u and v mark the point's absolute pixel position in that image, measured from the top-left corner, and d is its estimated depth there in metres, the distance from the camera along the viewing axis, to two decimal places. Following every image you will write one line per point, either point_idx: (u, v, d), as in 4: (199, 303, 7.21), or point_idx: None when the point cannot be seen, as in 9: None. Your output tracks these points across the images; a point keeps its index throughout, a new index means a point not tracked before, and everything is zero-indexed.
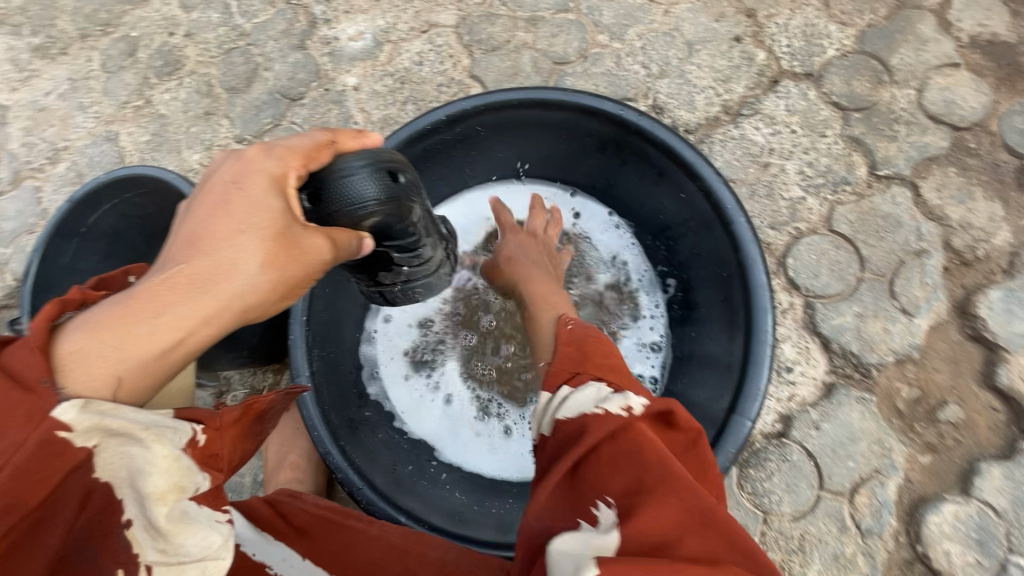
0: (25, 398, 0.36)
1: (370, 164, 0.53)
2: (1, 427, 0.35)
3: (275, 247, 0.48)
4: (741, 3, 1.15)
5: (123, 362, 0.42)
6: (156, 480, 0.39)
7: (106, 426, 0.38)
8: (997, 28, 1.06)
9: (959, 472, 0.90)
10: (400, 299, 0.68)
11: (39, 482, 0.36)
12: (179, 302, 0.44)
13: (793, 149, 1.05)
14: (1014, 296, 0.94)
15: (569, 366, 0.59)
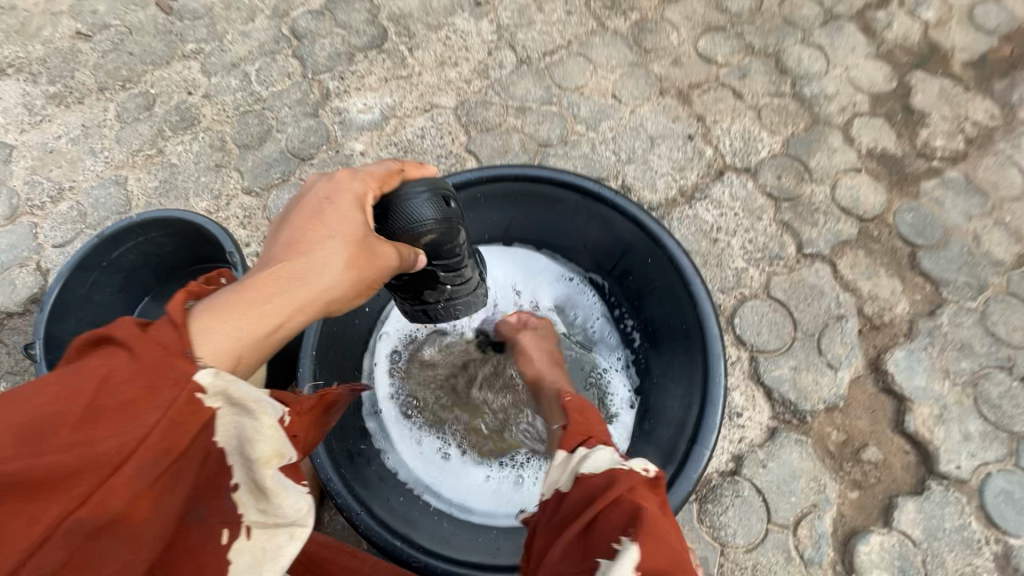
0: (173, 363, 0.40)
1: (428, 190, 0.66)
2: (155, 386, 0.39)
3: (359, 249, 0.56)
4: (692, 109, 1.41)
5: (240, 339, 0.45)
6: (263, 448, 0.45)
7: (230, 394, 0.42)
8: (888, 144, 1.34)
9: (881, 506, 1.04)
10: (442, 317, 0.79)
11: (182, 438, 0.40)
12: (283, 290, 0.50)
13: (737, 228, 1.27)
14: (915, 355, 1.14)
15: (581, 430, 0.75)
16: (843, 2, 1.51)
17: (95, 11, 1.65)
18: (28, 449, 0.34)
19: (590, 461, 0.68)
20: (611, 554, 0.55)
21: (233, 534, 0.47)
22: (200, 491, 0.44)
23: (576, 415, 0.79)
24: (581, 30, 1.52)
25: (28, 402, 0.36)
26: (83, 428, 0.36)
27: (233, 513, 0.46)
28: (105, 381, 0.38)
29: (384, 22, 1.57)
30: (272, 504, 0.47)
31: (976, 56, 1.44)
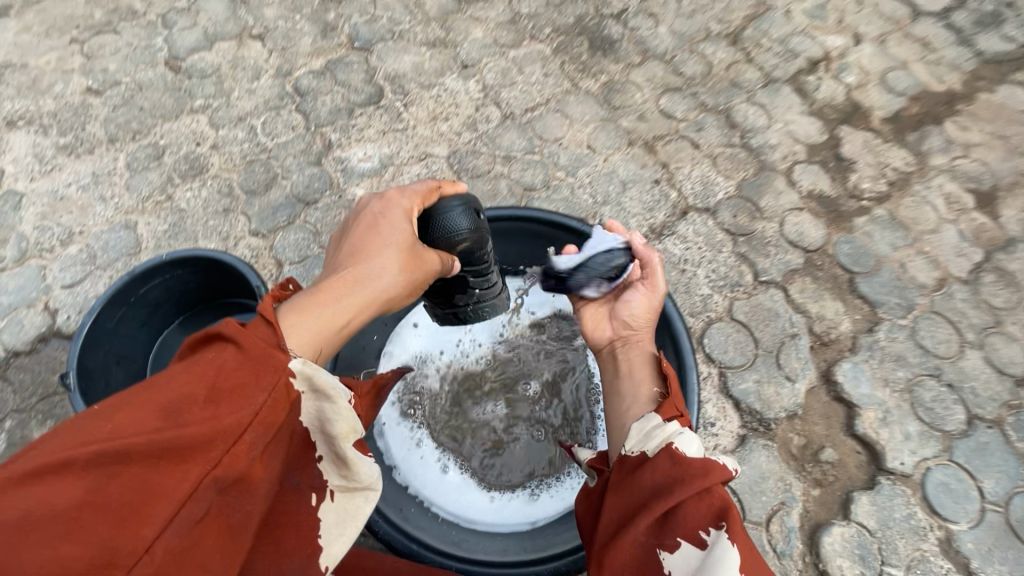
0: (271, 355, 0.54)
1: (463, 203, 0.79)
2: (261, 374, 0.52)
3: (407, 257, 0.70)
4: (658, 157, 1.60)
5: (319, 331, 0.61)
6: (341, 425, 0.58)
7: (314, 379, 0.55)
8: (824, 186, 1.56)
9: (840, 501, 1.17)
10: (471, 316, 0.93)
11: (280, 413, 0.53)
12: (349, 294, 0.65)
13: (701, 259, 1.44)
14: (859, 367, 1.30)
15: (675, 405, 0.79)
16: (779, 68, 1.76)
17: (105, 70, 1.77)
18: (174, 422, 0.47)
19: (682, 438, 0.72)
20: (700, 544, 0.61)
21: (319, 498, 0.61)
22: (293, 463, 0.59)
23: (673, 386, 0.83)
24: (558, 89, 1.72)
25: (167, 391, 0.49)
26: (210, 405, 0.49)
27: (319, 479, 0.61)
28: (222, 371, 0.51)
29: (380, 82, 1.74)
30: (351, 470, 0.61)
31: (891, 113, 1.70)
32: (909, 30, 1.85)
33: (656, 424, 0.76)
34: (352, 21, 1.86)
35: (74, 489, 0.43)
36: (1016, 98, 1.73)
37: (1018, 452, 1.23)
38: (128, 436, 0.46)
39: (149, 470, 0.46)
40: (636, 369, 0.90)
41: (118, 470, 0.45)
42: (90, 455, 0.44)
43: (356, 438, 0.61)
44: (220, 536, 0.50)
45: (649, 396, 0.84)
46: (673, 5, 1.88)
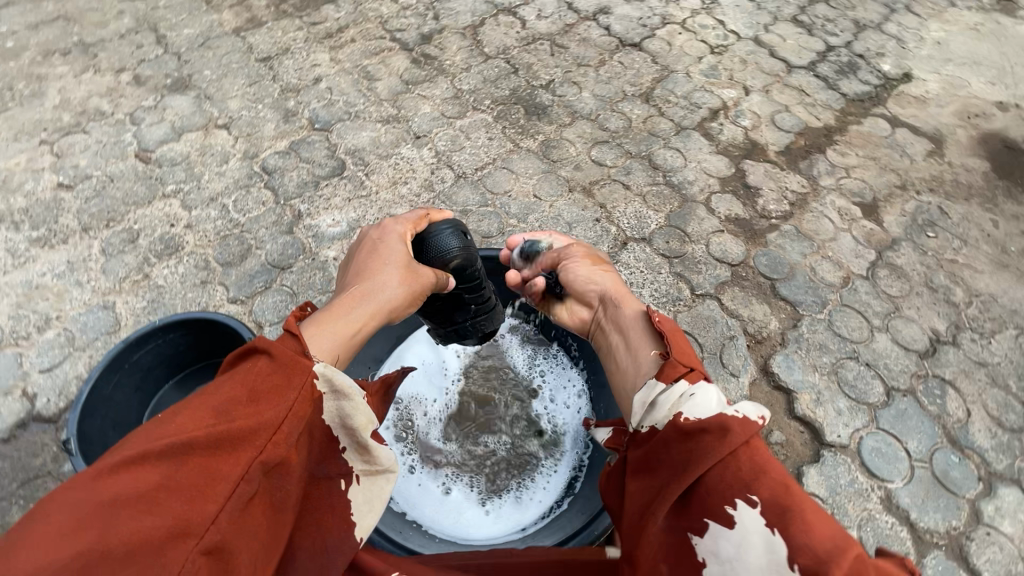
0: (300, 358, 0.67)
1: (450, 228, 1.01)
2: (293, 373, 0.65)
3: (405, 271, 0.87)
4: (595, 199, 1.83)
5: (342, 335, 0.74)
6: (359, 418, 0.69)
7: (332, 379, 0.67)
8: (738, 211, 1.82)
9: (793, 476, 1.32)
10: (472, 331, 1.11)
11: (309, 406, 0.65)
12: (360, 304, 0.80)
13: (644, 281, 1.64)
14: (790, 357, 1.50)
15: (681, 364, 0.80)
16: (687, 118, 2.08)
17: (76, 165, 1.87)
18: (225, 419, 0.59)
19: (692, 406, 0.72)
20: (728, 519, 0.64)
21: (347, 483, 0.71)
22: (321, 456, 0.69)
23: (671, 345, 0.84)
24: (502, 150, 1.96)
25: (218, 396, 0.61)
26: (252, 404, 0.62)
27: (346, 467, 0.71)
28: (258, 378, 0.64)
29: (342, 156, 1.93)
30: (371, 455, 0.71)
31: (783, 147, 2.02)
32: (786, 80, 2.22)
33: (663, 391, 0.78)
34: (312, 107, 2.07)
35: (152, 475, 0.54)
36: (879, 128, 2.10)
37: (931, 414, 1.43)
38: (190, 431, 0.57)
39: (209, 456, 0.57)
40: (628, 336, 0.92)
41: (185, 458, 0.56)
42: (162, 447, 0.55)
43: (375, 428, 0.71)
44: (265, 513, 0.60)
45: (649, 362, 0.85)
46: (592, 74, 2.20)
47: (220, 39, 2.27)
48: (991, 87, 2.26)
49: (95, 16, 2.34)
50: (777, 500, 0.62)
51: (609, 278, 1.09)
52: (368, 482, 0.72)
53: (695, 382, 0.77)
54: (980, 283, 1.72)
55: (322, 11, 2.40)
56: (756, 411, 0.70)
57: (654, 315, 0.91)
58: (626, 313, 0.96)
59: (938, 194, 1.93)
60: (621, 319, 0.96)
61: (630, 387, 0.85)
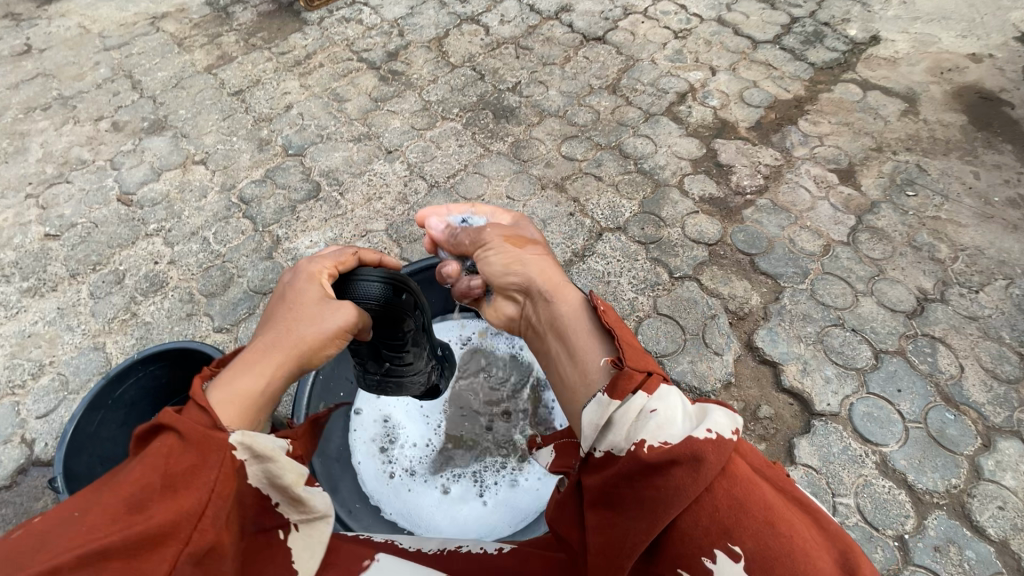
0: (215, 436, 0.67)
1: (381, 278, 1.01)
2: (209, 453, 0.66)
3: (316, 311, 0.87)
4: (568, 194, 1.84)
5: (245, 393, 0.74)
6: (288, 475, 0.74)
7: (252, 442, 0.69)
8: (712, 190, 1.81)
9: (784, 449, 1.30)
10: (376, 382, 1.19)
11: (232, 482, 0.67)
12: (264, 358, 0.79)
13: (621, 270, 1.64)
14: (774, 330, 1.49)
15: (639, 369, 0.74)
16: (655, 105, 2.08)
17: (61, 215, 1.93)
18: (143, 515, 0.60)
19: (654, 430, 0.67)
20: (705, 573, 0.60)
21: (286, 532, 0.78)
22: (257, 517, 0.73)
23: (623, 351, 0.78)
24: (473, 155, 1.98)
25: (131, 491, 0.62)
26: (169, 493, 0.63)
27: (282, 518, 0.77)
28: (171, 464, 0.64)
29: (316, 178, 1.96)
30: (306, 506, 0.78)
31: (754, 123, 2.01)
32: (752, 56, 2.22)
33: (618, 408, 0.72)
34: (284, 134, 2.11)
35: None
36: (850, 93, 2.08)
37: (923, 373, 1.41)
38: (104, 535, 0.58)
39: (129, 559, 0.58)
40: (574, 338, 0.85)
41: (102, 566, 0.56)
42: (77, 558, 0.56)
43: (306, 480, 0.77)
44: None
45: (599, 369, 0.79)
46: (558, 72, 2.21)
47: (193, 78, 2.33)
48: (962, 40, 2.23)
49: (73, 69, 2.41)
50: (761, 546, 0.59)
51: (535, 261, 1.00)
52: (305, 527, 0.80)
53: (653, 391, 0.72)
54: (965, 237, 1.69)
55: (290, 40, 2.45)
56: (728, 424, 0.67)
57: (600, 309, 0.87)
58: (564, 310, 0.89)
59: (915, 152, 1.91)
60: (562, 314, 0.89)
61: (579, 399, 0.80)
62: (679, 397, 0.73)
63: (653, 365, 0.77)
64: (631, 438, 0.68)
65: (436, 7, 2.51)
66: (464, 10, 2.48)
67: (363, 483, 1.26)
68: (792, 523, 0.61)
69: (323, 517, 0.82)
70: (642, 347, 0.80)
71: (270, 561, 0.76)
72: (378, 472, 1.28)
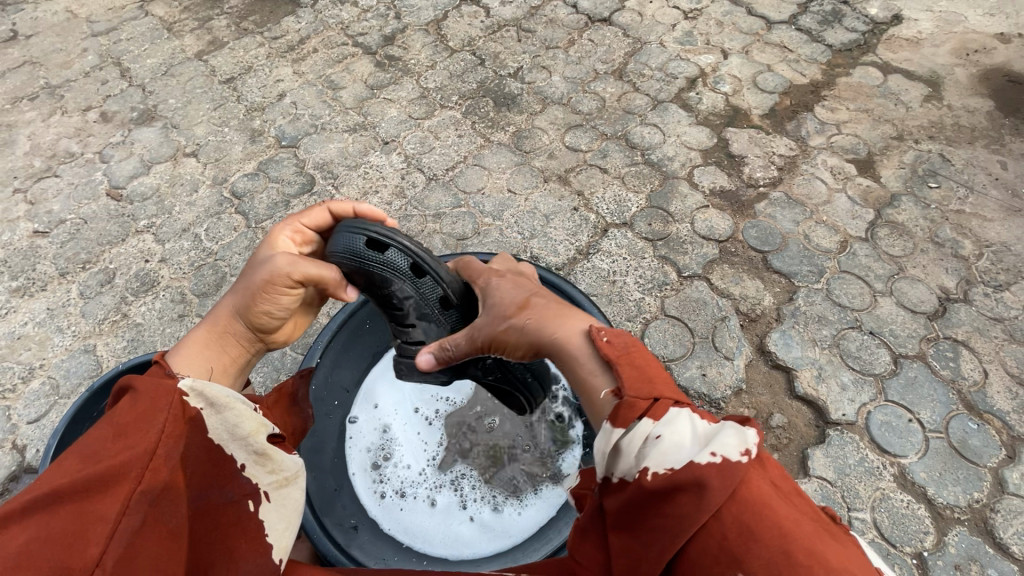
0: (161, 384, 0.69)
1: (362, 231, 0.92)
2: (157, 399, 0.67)
3: (254, 265, 0.92)
4: (572, 188, 1.76)
5: (198, 343, 0.87)
6: (248, 425, 0.73)
7: (207, 389, 0.70)
8: (723, 183, 1.73)
9: (797, 460, 1.27)
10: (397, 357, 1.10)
11: (181, 426, 0.67)
12: (218, 313, 0.91)
13: (628, 268, 1.57)
14: (787, 334, 1.44)
15: (645, 395, 0.65)
16: (663, 91, 1.98)
17: (50, 211, 1.87)
18: (92, 461, 0.61)
19: (660, 455, 0.60)
20: None
21: (257, 503, 0.74)
22: (221, 480, 0.71)
23: (621, 378, 0.68)
24: (472, 146, 1.89)
25: (83, 446, 0.62)
26: (120, 440, 0.63)
27: (251, 485, 0.74)
28: (125, 414, 0.65)
29: (311, 171, 1.89)
30: (274, 464, 0.76)
31: (767, 110, 1.91)
32: (767, 38, 2.10)
33: (623, 435, 0.63)
34: (278, 124, 2.02)
35: (22, 533, 0.55)
36: (870, 77, 1.97)
37: (944, 379, 1.37)
38: (57, 481, 0.58)
39: (81, 500, 0.58)
40: (577, 369, 0.75)
41: (54, 508, 0.57)
42: (24, 503, 0.56)
43: (269, 435, 0.76)
44: (161, 538, 0.62)
45: (603, 402, 0.70)
46: (561, 56, 2.11)
47: (183, 65, 2.24)
48: (989, 18, 2.10)
49: (60, 57, 2.33)
50: None
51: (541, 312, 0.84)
52: (277, 496, 0.76)
53: (660, 417, 0.63)
54: (990, 232, 1.61)
55: (283, 24, 2.35)
56: (738, 445, 0.58)
57: (600, 336, 0.74)
58: (558, 341, 0.79)
59: (939, 141, 1.80)
60: (562, 350, 0.78)
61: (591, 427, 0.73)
62: (692, 420, 0.63)
63: (666, 390, 0.67)
64: (636, 462, 0.61)
65: None
66: None
67: (356, 497, 1.21)
68: (817, 544, 0.52)
69: (295, 481, 0.79)
70: (659, 371, 0.70)
71: (242, 538, 0.72)
72: (369, 488, 1.22)
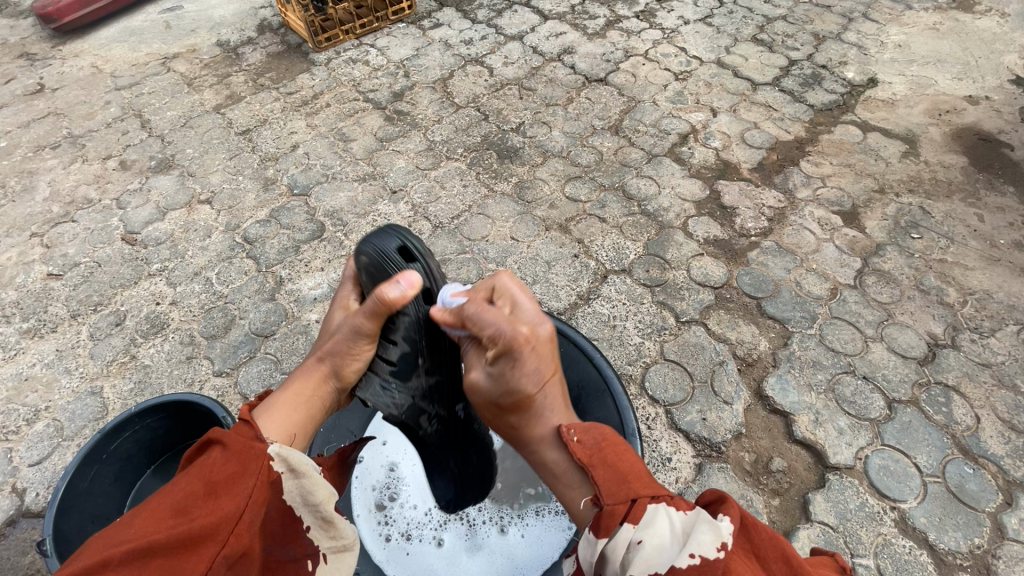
0: (252, 446, 0.74)
1: (403, 241, 1.01)
2: (249, 461, 0.72)
3: (331, 331, 0.98)
4: (573, 236, 1.84)
5: (282, 406, 0.86)
6: (320, 493, 0.80)
7: (286, 456, 0.76)
8: (717, 232, 1.81)
9: (799, 506, 1.28)
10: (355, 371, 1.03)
11: (265, 491, 0.72)
12: (296, 380, 0.93)
13: (628, 313, 1.63)
14: (783, 378, 1.48)
15: (620, 499, 0.74)
16: (657, 146, 2.10)
17: (64, 254, 1.92)
18: (183, 518, 0.65)
19: (644, 561, 0.67)
20: None
21: (315, 563, 0.81)
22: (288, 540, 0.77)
23: (599, 487, 0.76)
24: (477, 196, 1.98)
25: (175, 498, 0.68)
26: (211, 499, 0.68)
27: (313, 547, 0.80)
28: (217, 473, 0.70)
29: (320, 219, 1.96)
30: (335, 529, 0.83)
31: (756, 164, 2.02)
32: (753, 98, 2.25)
33: (607, 544, 0.72)
34: (290, 173, 2.12)
35: None
36: (850, 134, 2.10)
37: (938, 424, 1.40)
38: (149, 534, 0.63)
39: (170, 555, 0.62)
40: (555, 476, 0.83)
41: (143, 563, 0.60)
42: (119, 554, 0.60)
43: (335, 500, 0.84)
44: None
45: (585, 511, 0.78)
46: (560, 113, 2.24)
47: (201, 117, 2.36)
48: (958, 82, 2.26)
49: (83, 108, 2.45)
50: None
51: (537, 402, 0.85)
52: (334, 558, 0.84)
53: (639, 520, 0.72)
54: (973, 280, 1.68)
55: (298, 80, 2.49)
56: (714, 542, 0.66)
57: (570, 435, 0.83)
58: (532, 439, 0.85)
59: (918, 195, 1.91)
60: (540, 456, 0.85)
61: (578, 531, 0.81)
62: (666, 517, 0.72)
63: (637, 485, 0.76)
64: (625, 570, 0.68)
65: (441, 49, 2.57)
66: (468, 52, 2.54)
67: (360, 540, 1.19)
68: None
69: (350, 547, 0.86)
70: (631, 463, 0.79)
71: None
72: (374, 531, 1.21)
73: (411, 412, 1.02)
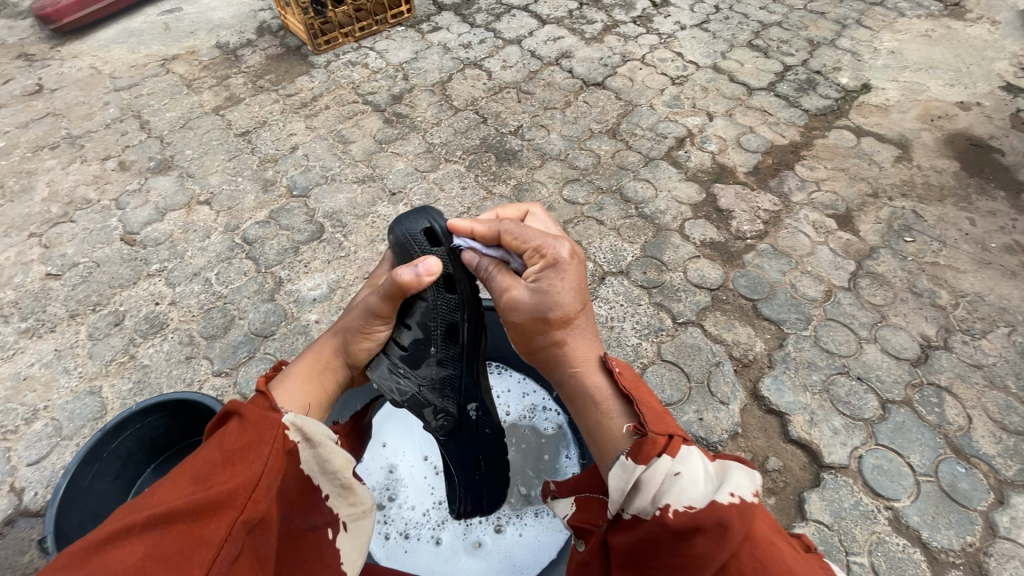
0: (267, 417, 0.79)
1: (429, 221, 0.99)
2: (264, 431, 0.77)
3: (347, 313, 1.02)
4: (571, 237, 1.85)
5: (295, 381, 0.92)
6: (337, 460, 0.86)
7: (305, 425, 0.81)
8: (713, 235, 1.83)
9: (795, 504, 1.30)
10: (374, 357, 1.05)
11: (281, 459, 0.77)
12: (311, 358, 0.98)
13: (625, 314, 1.64)
14: (779, 378, 1.50)
15: (660, 430, 0.79)
16: (654, 149, 2.12)
17: (63, 254, 1.93)
18: (202, 486, 0.70)
19: (679, 492, 0.71)
20: None
21: (335, 532, 0.87)
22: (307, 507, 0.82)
23: (642, 415, 0.81)
24: (476, 198, 2.00)
25: (196, 469, 0.73)
26: (228, 468, 0.73)
27: (332, 515, 0.86)
28: (233, 443, 0.76)
29: (320, 220, 1.97)
30: (353, 497, 0.89)
31: (751, 167, 2.04)
32: (748, 103, 2.27)
33: (643, 471, 0.75)
34: (289, 175, 2.13)
35: (137, 549, 0.63)
36: (844, 139, 2.13)
37: (931, 424, 1.42)
38: (171, 501, 0.68)
39: (192, 521, 0.67)
40: (594, 406, 0.86)
41: (166, 529, 0.65)
42: (143, 520, 0.65)
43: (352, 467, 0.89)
44: (253, 568, 0.69)
45: (621, 434, 0.82)
46: (558, 116, 2.26)
47: (200, 119, 2.37)
48: (950, 88, 2.30)
49: (82, 109, 2.45)
50: None
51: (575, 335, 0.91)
52: (353, 527, 0.90)
53: (676, 454, 0.76)
54: (965, 282, 1.70)
55: (297, 83, 2.51)
56: (749, 486, 0.70)
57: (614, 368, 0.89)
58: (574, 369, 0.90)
59: (911, 199, 1.94)
60: (582, 385, 0.88)
61: (606, 462, 0.83)
62: (700, 458, 0.76)
63: (672, 426, 0.81)
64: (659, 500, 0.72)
65: (440, 53, 2.59)
66: (467, 55, 2.56)
67: None
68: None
69: (366, 514, 0.93)
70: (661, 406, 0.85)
71: (319, 561, 0.83)
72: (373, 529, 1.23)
73: (414, 403, 1.04)
